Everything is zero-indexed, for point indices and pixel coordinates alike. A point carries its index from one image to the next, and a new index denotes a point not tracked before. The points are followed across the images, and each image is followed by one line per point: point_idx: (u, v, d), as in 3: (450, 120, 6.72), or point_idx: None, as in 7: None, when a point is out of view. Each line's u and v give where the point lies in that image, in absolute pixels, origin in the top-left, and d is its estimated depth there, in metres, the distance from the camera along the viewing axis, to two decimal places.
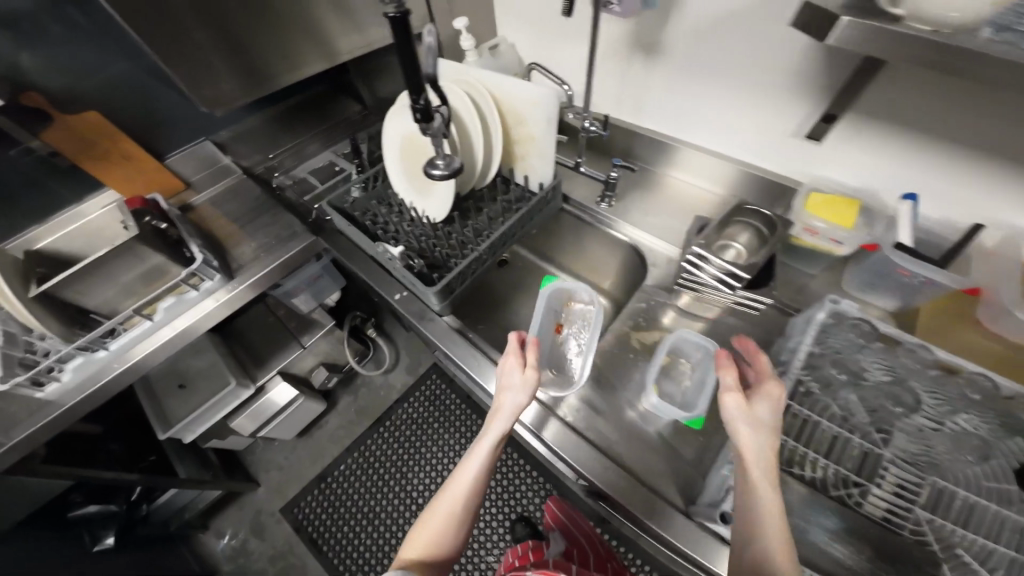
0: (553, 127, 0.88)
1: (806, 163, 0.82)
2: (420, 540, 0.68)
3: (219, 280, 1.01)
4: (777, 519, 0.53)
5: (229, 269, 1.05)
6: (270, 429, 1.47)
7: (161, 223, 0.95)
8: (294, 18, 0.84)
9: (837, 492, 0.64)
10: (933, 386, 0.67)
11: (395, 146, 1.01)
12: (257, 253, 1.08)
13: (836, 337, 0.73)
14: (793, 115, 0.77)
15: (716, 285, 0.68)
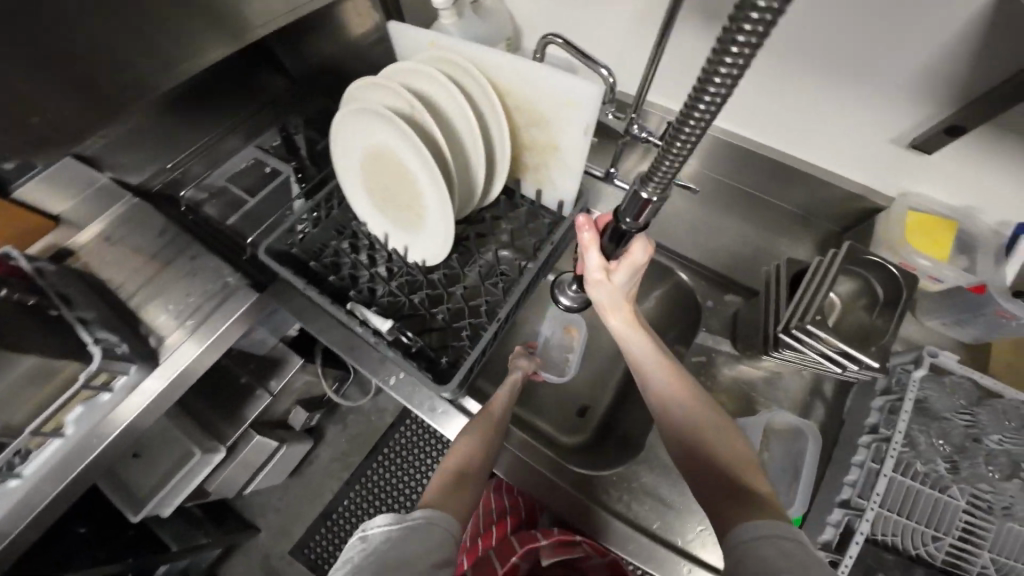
0: (589, 135, 0.63)
1: (900, 173, 0.67)
2: (437, 480, 0.61)
3: (138, 373, 0.75)
4: (692, 387, 0.58)
5: (150, 352, 0.77)
6: (258, 481, 1.29)
7: (27, 298, 0.66)
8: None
9: (914, 551, 0.52)
10: (1012, 426, 0.53)
11: (355, 160, 0.72)
12: (186, 319, 0.81)
13: (937, 399, 0.55)
14: (910, 113, 0.59)
15: (820, 360, 0.55)
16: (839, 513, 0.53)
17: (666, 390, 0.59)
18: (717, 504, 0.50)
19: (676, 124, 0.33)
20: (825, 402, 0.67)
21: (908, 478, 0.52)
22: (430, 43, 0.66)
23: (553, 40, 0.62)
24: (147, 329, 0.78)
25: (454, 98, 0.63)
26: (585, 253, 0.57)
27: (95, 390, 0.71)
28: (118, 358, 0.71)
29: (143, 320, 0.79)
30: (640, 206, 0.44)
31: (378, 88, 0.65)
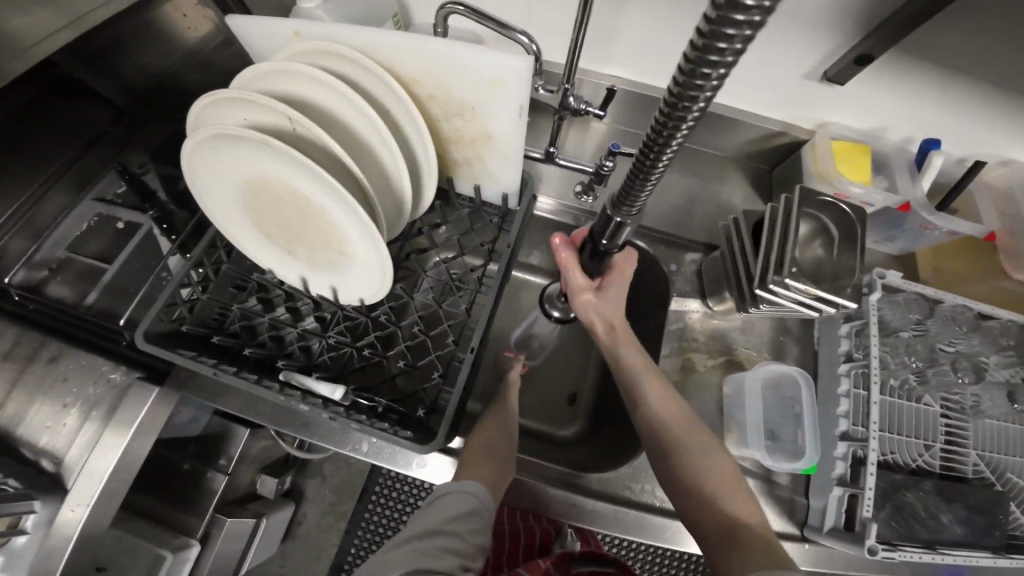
0: (524, 117, 0.54)
1: (816, 107, 0.68)
2: (466, 456, 0.61)
3: (47, 507, 0.61)
4: (682, 413, 0.62)
5: (53, 478, 0.63)
6: (252, 559, 1.09)
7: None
8: None
9: (913, 463, 0.61)
10: (962, 329, 0.65)
11: (234, 196, 0.56)
12: (82, 426, 0.65)
13: (894, 316, 0.65)
14: (818, 50, 0.60)
15: (797, 307, 0.56)
16: (844, 447, 0.59)
17: (661, 416, 0.62)
18: (706, 534, 0.55)
19: (651, 137, 0.35)
20: (794, 337, 0.73)
21: (891, 398, 0.62)
22: (294, 32, 0.52)
23: (455, 9, 0.52)
24: (36, 453, 0.64)
25: (348, 100, 0.50)
26: (567, 271, 0.66)
27: (2, 538, 0.59)
28: (11, 499, 0.59)
29: (28, 447, 0.64)
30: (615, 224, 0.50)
31: (239, 100, 0.50)
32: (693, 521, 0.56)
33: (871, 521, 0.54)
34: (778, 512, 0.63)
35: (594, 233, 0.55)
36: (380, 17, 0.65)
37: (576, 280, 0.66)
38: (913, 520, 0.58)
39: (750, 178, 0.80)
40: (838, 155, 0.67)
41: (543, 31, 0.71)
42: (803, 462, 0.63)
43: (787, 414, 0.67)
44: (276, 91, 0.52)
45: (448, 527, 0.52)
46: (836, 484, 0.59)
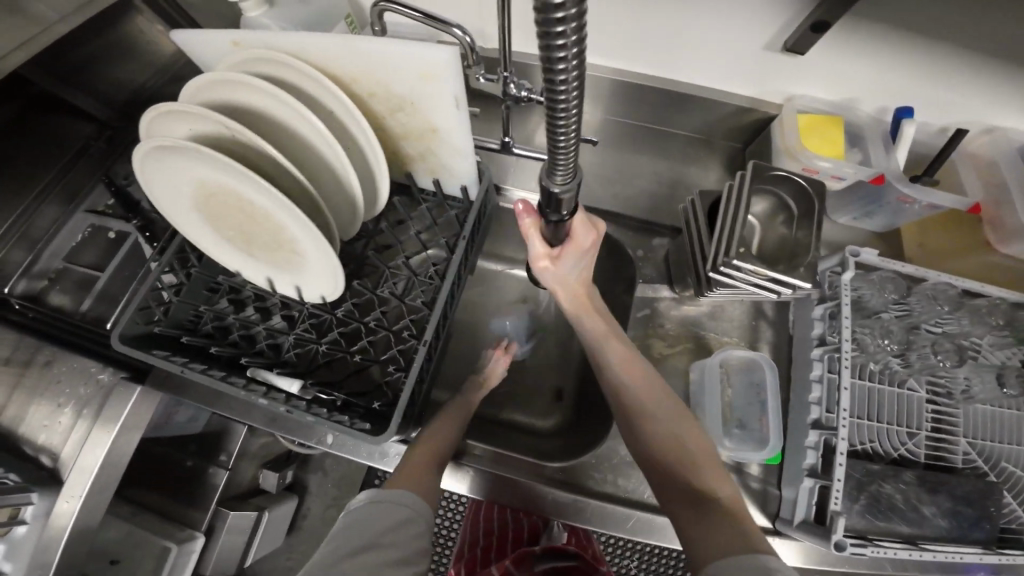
0: (463, 108, 0.54)
1: (781, 80, 0.66)
2: (409, 462, 0.60)
3: (44, 499, 0.66)
4: (657, 394, 0.60)
5: (52, 473, 0.68)
6: (257, 551, 1.14)
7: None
8: None
9: (895, 453, 0.57)
10: (945, 309, 0.60)
11: (193, 200, 0.58)
12: (76, 424, 0.69)
13: (872, 297, 0.61)
14: (769, 20, 0.58)
15: (755, 289, 0.54)
16: (814, 435, 0.56)
17: (638, 387, 0.60)
18: (679, 506, 0.53)
19: (551, 107, 0.31)
20: (770, 320, 0.70)
21: (870, 383, 0.57)
22: (232, 43, 0.53)
23: (384, 4, 0.52)
24: (35, 450, 0.69)
25: (283, 104, 0.51)
26: (528, 238, 0.59)
27: (3, 527, 0.64)
28: (10, 490, 0.64)
29: (27, 444, 0.69)
30: (555, 199, 0.44)
31: (182, 111, 0.52)
32: (664, 498, 0.55)
33: (838, 515, 0.51)
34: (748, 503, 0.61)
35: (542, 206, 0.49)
36: (326, 16, 0.67)
37: (539, 250, 0.59)
38: (889, 511, 0.54)
39: (722, 158, 0.77)
40: (805, 130, 0.64)
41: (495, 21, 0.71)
42: (768, 451, 0.61)
43: (754, 402, 0.66)
44: (218, 100, 0.54)
45: (391, 540, 0.54)
46: (806, 475, 0.55)
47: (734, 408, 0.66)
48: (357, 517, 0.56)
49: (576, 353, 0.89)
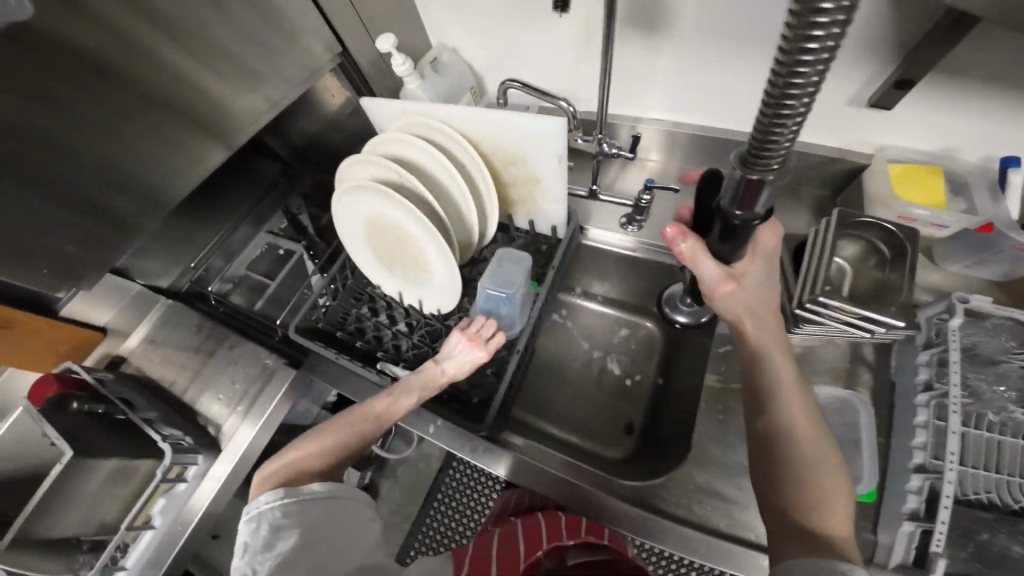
0: (563, 163, 0.67)
1: (868, 132, 0.69)
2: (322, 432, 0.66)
3: (205, 460, 0.86)
4: (813, 426, 0.52)
5: (213, 440, 0.88)
6: None
7: (95, 407, 0.81)
8: (186, 104, 0.62)
9: (1016, 505, 0.52)
10: None
11: (360, 229, 0.78)
12: (233, 407, 0.90)
13: (985, 343, 0.57)
14: (847, 80, 0.64)
15: (843, 327, 0.56)
16: (918, 479, 0.54)
17: (784, 395, 0.54)
18: (779, 539, 0.48)
19: (770, 101, 0.33)
20: (869, 365, 0.67)
21: (990, 433, 0.53)
22: (401, 111, 0.74)
23: (512, 84, 0.69)
24: (205, 420, 0.90)
25: (434, 160, 0.70)
26: (695, 264, 0.55)
27: (172, 481, 0.82)
28: (187, 450, 0.83)
29: (203, 413, 0.91)
30: (747, 189, 0.40)
31: (368, 163, 0.73)
32: (773, 529, 0.50)
33: (940, 557, 0.49)
34: None
35: (721, 205, 0.45)
36: (457, 91, 0.90)
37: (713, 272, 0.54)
38: (1001, 571, 0.50)
39: (810, 202, 0.79)
40: (898, 179, 0.66)
41: (588, 89, 0.88)
42: (862, 487, 0.59)
43: (846, 441, 0.63)
44: (389, 154, 0.74)
45: (341, 527, 0.56)
46: (910, 517, 0.53)
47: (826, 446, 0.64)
48: (302, 507, 0.55)
49: (648, 386, 0.92)
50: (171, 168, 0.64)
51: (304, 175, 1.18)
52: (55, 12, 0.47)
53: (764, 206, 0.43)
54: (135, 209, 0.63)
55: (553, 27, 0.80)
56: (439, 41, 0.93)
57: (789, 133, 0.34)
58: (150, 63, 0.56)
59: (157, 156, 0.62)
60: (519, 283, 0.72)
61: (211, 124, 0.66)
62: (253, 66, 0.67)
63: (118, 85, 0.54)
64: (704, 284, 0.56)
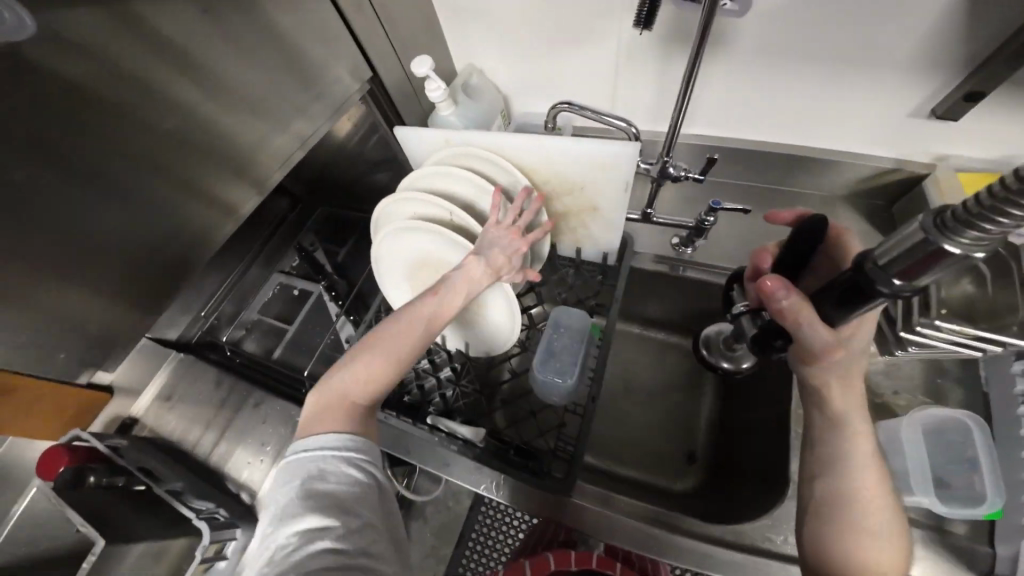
0: (629, 191, 0.64)
1: (931, 139, 0.68)
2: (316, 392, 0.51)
3: (245, 534, 0.81)
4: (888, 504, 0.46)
5: (247, 509, 0.84)
6: None
7: (114, 480, 0.78)
8: (216, 147, 0.56)
9: None
10: None
11: (401, 271, 0.73)
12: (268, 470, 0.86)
13: None
14: (913, 89, 0.63)
15: (953, 349, 0.53)
16: None
17: (862, 465, 0.46)
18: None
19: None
20: (954, 379, 0.65)
21: None
22: (445, 140, 0.69)
23: (566, 108, 0.66)
24: (237, 486, 0.86)
25: (484, 193, 0.65)
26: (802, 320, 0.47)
27: (212, 560, 0.77)
28: (223, 525, 0.79)
29: (232, 481, 0.86)
30: (932, 259, 0.33)
31: (411, 201, 0.67)
32: None
33: None
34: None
35: (879, 258, 0.37)
36: (490, 115, 0.86)
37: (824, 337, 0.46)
38: None
39: (863, 212, 0.78)
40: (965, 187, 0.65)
41: (625, 107, 0.85)
42: (986, 507, 0.54)
43: (955, 460, 0.58)
44: (433, 188, 0.69)
45: (379, 518, 0.46)
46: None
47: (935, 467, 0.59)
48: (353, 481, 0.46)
49: (704, 409, 0.89)
50: (206, 222, 0.59)
51: (317, 209, 1.12)
52: (86, 65, 0.41)
53: (935, 276, 0.34)
54: (164, 268, 0.56)
55: (591, 48, 0.77)
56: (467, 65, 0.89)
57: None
58: (184, 112, 0.50)
59: (192, 213, 0.56)
60: (578, 347, 0.73)
61: (245, 170, 0.61)
62: (283, 102, 0.61)
63: (147, 134, 0.48)
64: (805, 348, 0.48)
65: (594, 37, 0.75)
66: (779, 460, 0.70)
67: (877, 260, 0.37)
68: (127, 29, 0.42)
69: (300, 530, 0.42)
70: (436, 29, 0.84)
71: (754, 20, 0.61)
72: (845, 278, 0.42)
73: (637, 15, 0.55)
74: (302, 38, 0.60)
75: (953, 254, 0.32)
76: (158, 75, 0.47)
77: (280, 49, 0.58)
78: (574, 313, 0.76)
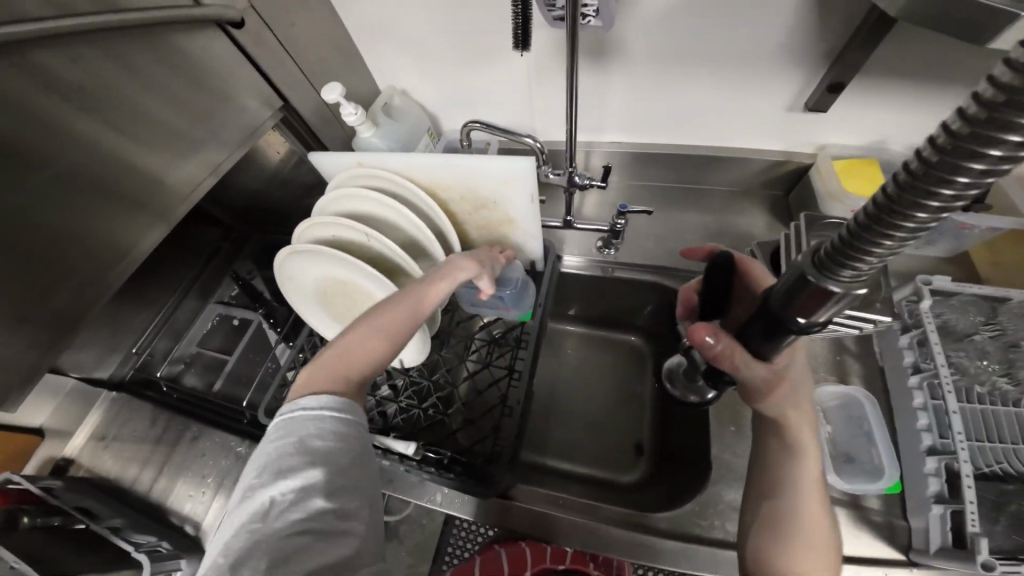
0: (536, 202, 0.67)
1: (811, 134, 0.74)
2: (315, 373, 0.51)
3: (189, 565, 0.78)
4: (825, 507, 0.47)
5: (192, 540, 0.81)
6: None
7: (50, 519, 0.76)
8: (116, 180, 0.54)
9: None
10: None
11: (318, 295, 0.73)
12: (211, 500, 0.83)
13: (956, 320, 0.62)
14: (785, 90, 0.69)
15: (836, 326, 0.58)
16: (934, 461, 0.56)
17: (802, 486, 0.47)
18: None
19: (881, 206, 0.27)
20: (855, 354, 0.71)
21: (987, 406, 0.57)
22: (357, 163, 0.72)
23: (477, 126, 0.70)
24: (180, 519, 0.83)
25: (393, 210, 0.68)
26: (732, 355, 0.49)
27: None
28: (164, 557, 0.75)
29: (176, 514, 0.84)
30: (816, 294, 0.34)
31: (322, 224, 0.68)
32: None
33: (979, 536, 0.49)
34: (875, 538, 0.58)
35: (772, 298, 0.40)
36: (414, 135, 0.88)
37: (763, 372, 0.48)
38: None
39: (766, 205, 0.84)
40: (845, 174, 0.70)
41: (542, 118, 0.89)
42: (885, 480, 0.59)
43: (857, 434, 0.65)
44: (345, 211, 0.71)
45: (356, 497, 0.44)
46: (935, 499, 0.55)
47: (838, 444, 0.65)
48: (351, 433, 0.46)
49: (647, 402, 0.92)
50: (102, 257, 0.55)
51: (251, 237, 1.10)
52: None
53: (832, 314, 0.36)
54: (66, 311, 0.53)
55: (502, 68, 0.81)
56: (390, 87, 0.91)
57: (890, 249, 0.28)
58: (68, 146, 0.49)
59: (81, 248, 0.53)
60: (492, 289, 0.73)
61: (148, 201, 0.58)
62: (190, 134, 0.61)
63: (30, 170, 0.46)
64: (750, 384, 0.50)
65: (502, 55, 0.79)
66: (706, 445, 0.73)
67: (777, 296, 0.39)
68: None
69: (294, 485, 0.41)
70: (353, 54, 0.85)
71: (639, 32, 0.66)
72: (762, 319, 0.43)
73: (515, 35, 0.54)
74: (211, 67, 0.61)
75: (835, 293, 0.33)
76: (28, 107, 0.45)
77: (176, 76, 0.57)
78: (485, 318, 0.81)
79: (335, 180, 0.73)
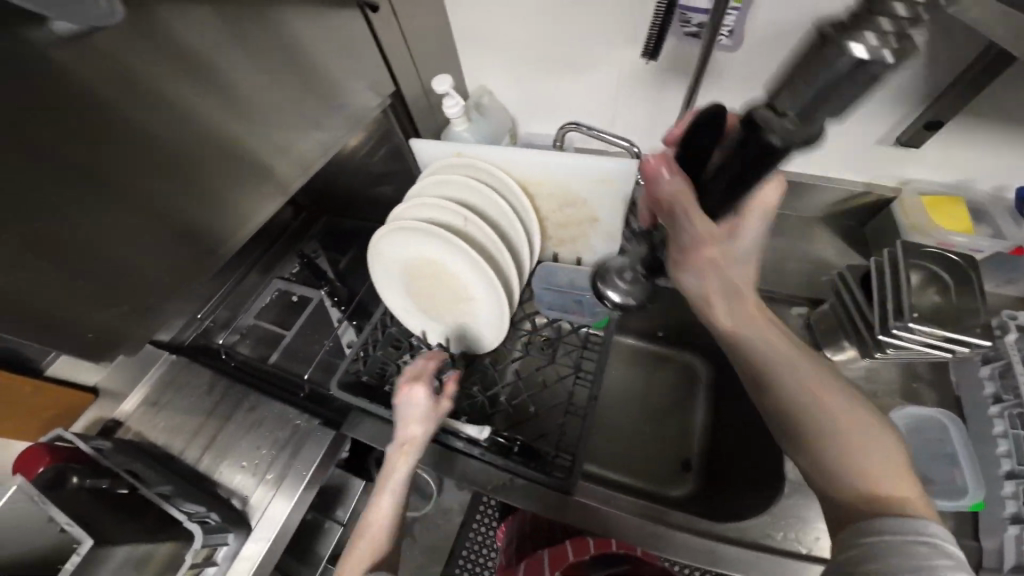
0: (628, 204, 0.70)
1: (897, 167, 0.76)
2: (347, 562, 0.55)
3: (237, 539, 0.76)
4: (826, 378, 0.52)
5: (239, 515, 0.78)
6: None
7: (99, 481, 0.74)
8: (224, 163, 0.52)
9: None
10: None
11: (401, 275, 0.75)
12: (261, 476, 0.81)
13: None
14: (878, 122, 0.71)
15: (927, 350, 0.60)
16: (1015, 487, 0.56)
17: (811, 401, 0.50)
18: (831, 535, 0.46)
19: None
20: (929, 383, 0.71)
21: None
22: (455, 153, 0.75)
23: (575, 128, 0.71)
24: (228, 492, 0.80)
25: (488, 198, 0.70)
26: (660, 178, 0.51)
27: (200, 566, 0.74)
28: (213, 530, 0.73)
29: (224, 486, 0.81)
30: (764, 141, 0.36)
31: (420, 205, 0.71)
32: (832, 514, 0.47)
33: None
34: None
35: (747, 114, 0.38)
36: (498, 133, 0.92)
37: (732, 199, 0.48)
38: None
39: (839, 233, 0.85)
40: (933, 210, 0.72)
41: (622, 129, 0.92)
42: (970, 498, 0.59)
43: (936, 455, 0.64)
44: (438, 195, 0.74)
45: None
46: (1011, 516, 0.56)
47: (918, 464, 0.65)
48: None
49: (698, 417, 0.91)
50: (212, 239, 0.54)
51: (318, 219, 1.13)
52: (87, 63, 0.37)
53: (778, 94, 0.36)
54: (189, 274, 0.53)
55: (593, 78, 0.85)
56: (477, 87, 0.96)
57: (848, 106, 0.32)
58: (187, 125, 0.46)
59: (204, 228, 0.52)
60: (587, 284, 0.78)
61: (259, 177, 0.57)
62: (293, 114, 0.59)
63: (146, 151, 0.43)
64: (682, 233, 0.53)
65: (596, 65, 0.82)
66: (772, 462, 0.73)
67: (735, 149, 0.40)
68: (144, 32, 0.40)
69: None
70: (449, 52, 0.90)
71: (743, 57, 0.68)
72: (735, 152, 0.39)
73: (646, 47, 0.70)
74: (323, 49, 0.61)
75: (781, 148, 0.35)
76: (174, 81, 0.43)
77: (294, 63, 0.56)
78: (553, 316, 0.79)
79: (429, 167, 0.76)
